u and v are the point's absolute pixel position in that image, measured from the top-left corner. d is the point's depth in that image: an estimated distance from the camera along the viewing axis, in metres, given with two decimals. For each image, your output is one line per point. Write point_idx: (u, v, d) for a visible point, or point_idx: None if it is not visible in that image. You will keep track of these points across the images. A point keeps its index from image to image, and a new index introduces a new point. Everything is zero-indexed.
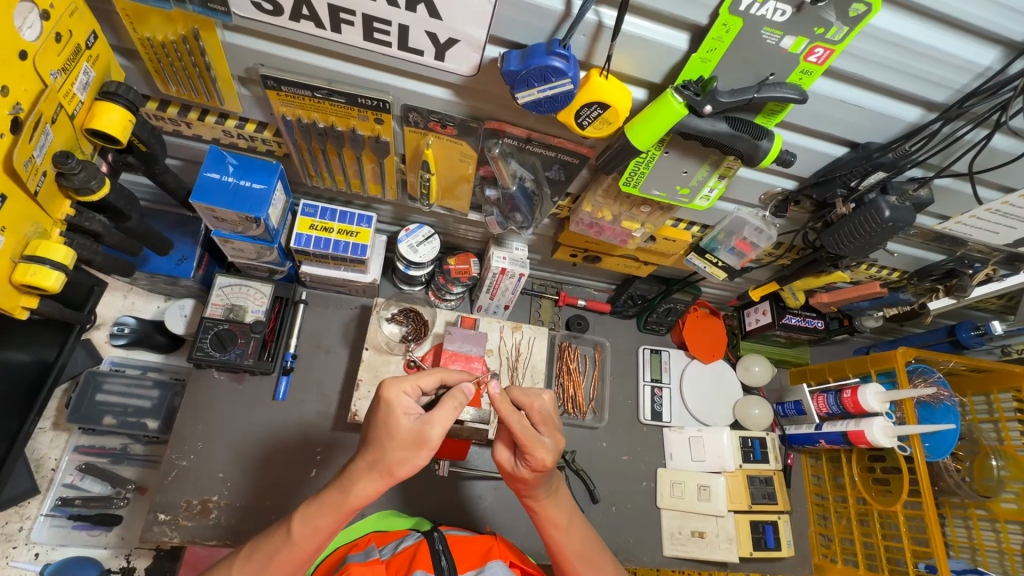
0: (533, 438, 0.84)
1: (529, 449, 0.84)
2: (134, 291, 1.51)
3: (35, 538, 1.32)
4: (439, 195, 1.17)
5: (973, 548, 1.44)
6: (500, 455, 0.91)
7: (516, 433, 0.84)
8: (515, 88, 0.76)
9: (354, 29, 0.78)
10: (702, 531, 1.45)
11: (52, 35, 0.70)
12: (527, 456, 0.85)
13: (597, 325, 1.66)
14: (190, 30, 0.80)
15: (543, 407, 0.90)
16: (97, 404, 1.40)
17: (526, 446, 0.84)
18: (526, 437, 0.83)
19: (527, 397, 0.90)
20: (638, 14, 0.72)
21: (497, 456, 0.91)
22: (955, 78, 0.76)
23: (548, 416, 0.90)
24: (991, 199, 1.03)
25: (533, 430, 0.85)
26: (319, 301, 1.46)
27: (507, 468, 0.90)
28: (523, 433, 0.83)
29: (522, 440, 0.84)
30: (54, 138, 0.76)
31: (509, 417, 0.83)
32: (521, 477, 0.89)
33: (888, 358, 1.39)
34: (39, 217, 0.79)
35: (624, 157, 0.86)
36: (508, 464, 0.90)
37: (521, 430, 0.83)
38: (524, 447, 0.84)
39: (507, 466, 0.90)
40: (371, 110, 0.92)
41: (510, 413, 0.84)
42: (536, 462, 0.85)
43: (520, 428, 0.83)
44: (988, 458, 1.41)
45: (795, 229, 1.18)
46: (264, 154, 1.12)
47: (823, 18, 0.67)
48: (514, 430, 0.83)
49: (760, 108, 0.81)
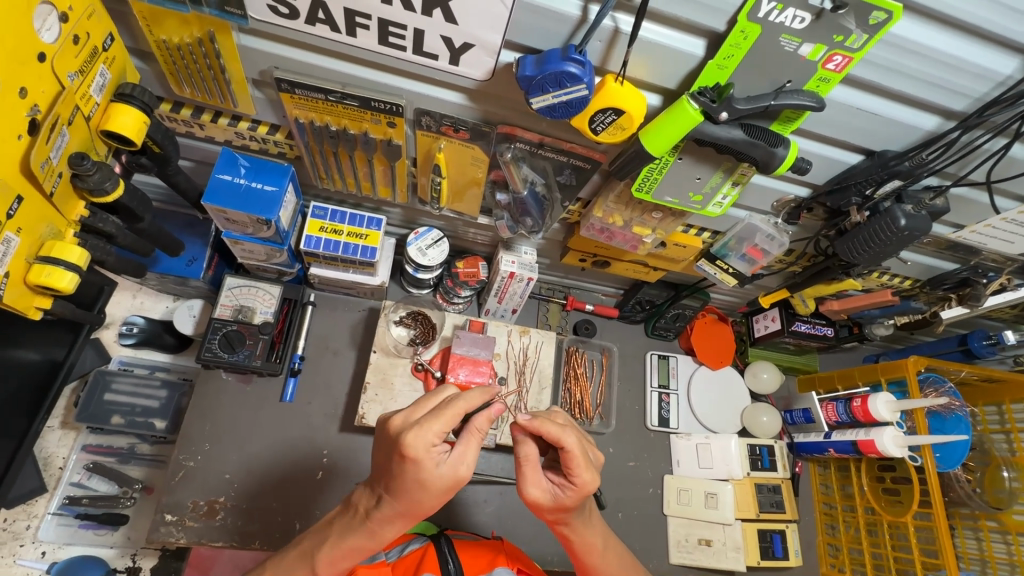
0: (585, 461, 0.80)
1: (579, 473, 0.79)
2: (143, 291, 1.52)
3: (42, 536, 1.33)
4: (449, 198, 1.17)
5: (983, 560, 1.43)
6: (534, 493, 0.81)
7: (569, 455, 0.79)
8: (530, 93, 0.76)
9: (370, 33, 0.78)
10: (709, 539, 1.43)
11: (70, 37, 0.70)
12: (574, 479, 0.80)
13: (605, 330, 1.66)
14: (206, 33, 0.80)
15: (571, 421, 0.88)
16: (105, 404, 1.41)
17: (576, 470, 0.79)
18: (582, 461, 0.78)
19: (557, 415, 0.85)
20: (655, 20, 0.71)
21: (528, 496, 0.81)
22: (974, 87, 0.75)
23: (582, 432, 0.88)
24: (1008, 208, 1.02)
25: (584, 452, 0.81)
26: (327, 303, 1.46)
27: (545, 502, 0.81)
28: (579, 456, 0.79)
29: (573, 463, 0.79)
30: (70, 140, 0.76)
31: (565, 437, 0.79)
32: (564, 505, 0.81)
33: (899, 366, 1.38)
34: (53, 218, 0.79)
35: (638, 163, 0.85)
36: (546, 499, 0.81)
37: (578, 451, 0.79)
38: (574, 472, 0.79)
39: (545, 501, 0.81)
40: (384, 114, 0.92)
41: (563, 432, 0.79)
42: (585, 486, 0.80)
43: (575, 448, 0.79)
44: (999, 469, 1.39)
45: (807, 237, 1.17)
46: (275, 156, 1.12)
47: (842, 26, 0.66)
48: (567, 450, 0.79)
49: (776, 115, 0.80)
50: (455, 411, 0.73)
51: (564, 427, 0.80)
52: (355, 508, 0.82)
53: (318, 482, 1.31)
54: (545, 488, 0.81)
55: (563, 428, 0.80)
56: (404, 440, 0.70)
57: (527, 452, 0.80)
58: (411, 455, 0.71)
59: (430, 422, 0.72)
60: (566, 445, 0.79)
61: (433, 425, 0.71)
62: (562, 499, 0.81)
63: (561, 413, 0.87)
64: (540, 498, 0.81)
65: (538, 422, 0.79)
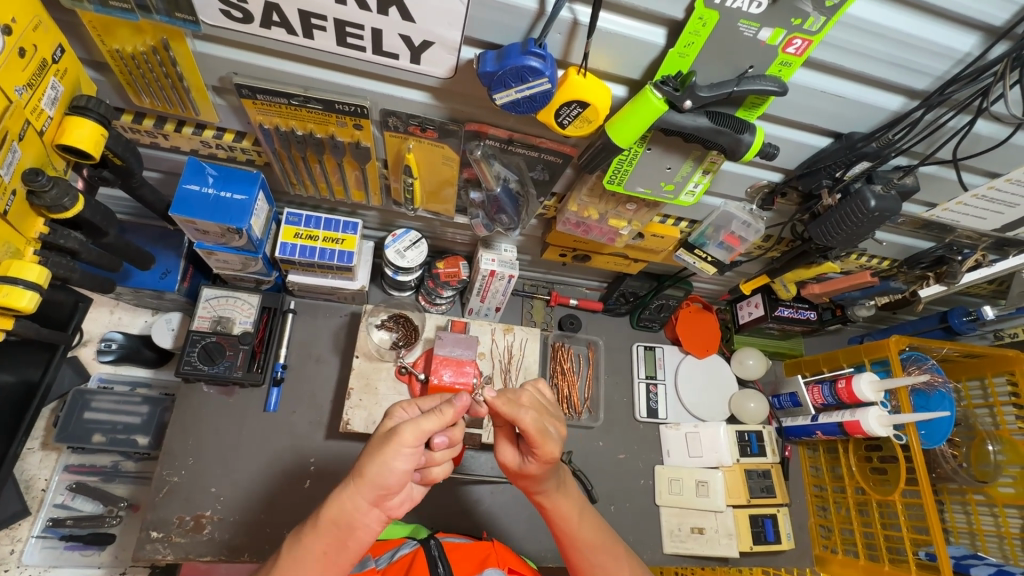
0: (543, 433, 0.80)
1: (540, 445, 0.80)
2: (120, 306, 1.49)
3: (27, 560, 1.30)
4: (424, 199, 1.15)
5: (972, 533, 1.45)
6: (505, 456, 0.88)
7: (526, 431, 0.79)
8: (492, 89, 0.75)
9: (327, 34, 0.77)
10: (702, 527, 1.43)
11: (16, 50, 0.69)
12: (536, 451, 0.81)
13: (590, 324, 1.66)
14: (160, 41, 0.79)
15: (534, 395, 0.87)
16: (85, 423, 1.38)
17: (535, 443, 0.80)
18: (537, 434, 0.78)
19: (517, 392, 0.84)
20: (613, 10, 0.71)
21: (500, 458, 0.88)
22: (935, 65, 0.75)
23: (545, 405, 0.87)
24: (977, 184, 1.03)
25: (542, 424, 0.80)
26: (308, 310, 1.44)
27: (514, 468, 0.87)
28: (536, 429, 0.79)
29: (531, 438, 0.80)
30: (23, 155, 0.74)
31: (517, 416, 0.78)
32: (529, 472, 0.86)
33: (881, 347, 1.38)
34: (11, 238, 0.77)
35: (606, 156, 0.85)
36: (513, 463, 0.87)
37: (533, 425, 0.78)
38: (533, 444, 0.80)
39: (512, 465, 0.87)
40: (349, 116, 0.90)
41: (517, 412, 0.79)
42: (545, 455, 0.81)
43: (531, 424, 0.78)
44: (984, 443, 1.40)
45: (783, 222, 1.18)
46: (244, 164, 1.11)
47: (799, 8, 0.66)
48: (523, 426, 0.79)
49: (741, 101, 0.80)
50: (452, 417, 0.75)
51: (519, 406, 0.80)
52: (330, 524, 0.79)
53: (305, 491, 1.29)
54: (517, 456, 0.87)
55: (518, 406, 0.79)
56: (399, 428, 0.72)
57: (497, 420, 0.87)
58: (399, 437, 0.72)
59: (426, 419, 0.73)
60: (520, 423, 0.78)
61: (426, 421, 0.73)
62: (527, 465, 0.85)
63: (524, 390, 0.86)
64: (511, 463, 0.88)
65: (494, 398, 0.81)
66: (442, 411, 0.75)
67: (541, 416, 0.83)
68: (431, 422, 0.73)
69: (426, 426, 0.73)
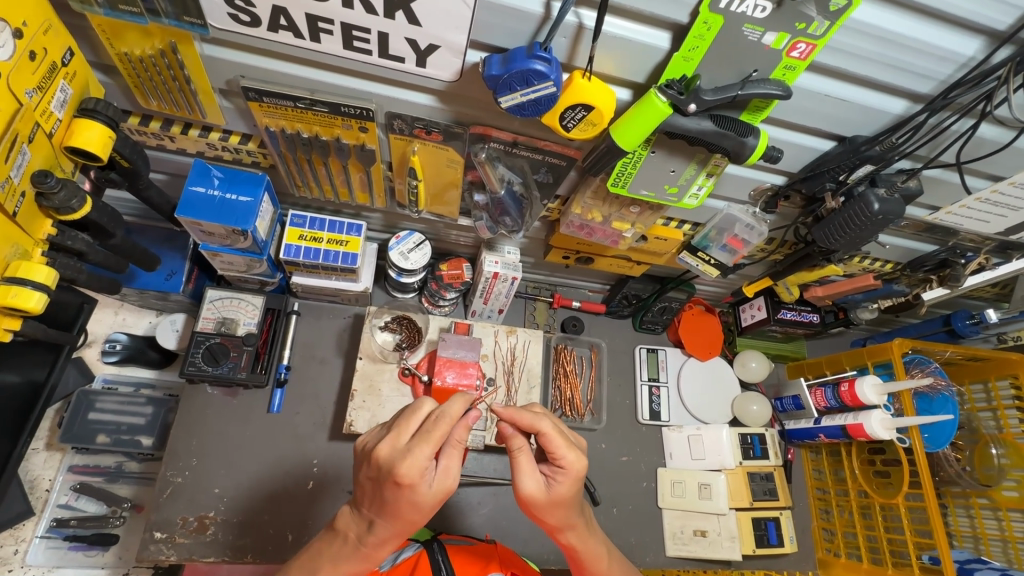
0: (565, 441, 0.80)
1: (563, 454, 0.79)
2: (125, 307, 1.50)
3: (31, 560, 1.31)
4: (428, 202, 1.16)
5: (976, 537, 1.45)
6: (529, 485, 0.79)
7: (547, 438, 0.79)
8: (498, 92, 0.75)
9: (334, 38, 0.77)
10: (704, 530, 1.43)
11: (26, 54, 0.69)
12: (560, 463, 0.79)
13: (592, 326, 1.66)
14: (168, 44, 0.80)
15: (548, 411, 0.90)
16: (89, 423, 1.38)
17: (559, 453, 0.79)
18: (560, 439, 0.79)
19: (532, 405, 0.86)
20: (617, 14, 0.71)
21: (522, 489, 0.79)
22: (939, 69, 0.76)
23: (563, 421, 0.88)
24: (980, 188, 1.03)
25: (562, 433, 0.81)
26: (312, 311, 1.45)
27: (539, 496, 0.79)
28: (557, 436, 0.79)
29: (554, 448, 0.79)
30: (32, 157, 0.75)
31: (534, 422, 0.79)
32: (558, 496, 0.80)
33: (885, 350, 1.38)
34: (20, 239, 0.78)
35: (610, 159, 0.85)
36: (541, 492, 0.79)
37: (554, 431, 0.79)
38: (557, 454, 0.79)
39: (540, 494, 0.79)
40: (355, 119, 0.91)
41: (536, 417, 0.80)
42: (573, 467, 0.79)
43: (552, 429, 0.79)
44: (987, 446, 1.39)
45: (786, 224, 1.18)
46: (249, 166, 1.11)
47: (803, 13, 0.66)
48: (545, 434, 0.80)
49: (745, 105, 0.80)
50: (444, 432, 0.72)
51: (537, 413, 0.81)
52: (343, 534, 0.81)
53: (309, 492, 1.30)
54: (542, 482, 0.79)
55: (537, 413, 0.81)
56: (398, 471, 0.70)
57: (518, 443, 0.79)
58: (405, 482, 0.71)
59: (419, 448, 0.71)
60: (541, 429, 0.79)
61: (421, 451, 0.71)
62: (555, 489, 0.80)
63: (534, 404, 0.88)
64: (534, 493, 0.79)
65: (511, 411, 0.82)
66: (429, 434, 0.71)
67: (560, 426, 0.84)
68: (424, 449, 0.71)
69: (422, 457, 0.71)
